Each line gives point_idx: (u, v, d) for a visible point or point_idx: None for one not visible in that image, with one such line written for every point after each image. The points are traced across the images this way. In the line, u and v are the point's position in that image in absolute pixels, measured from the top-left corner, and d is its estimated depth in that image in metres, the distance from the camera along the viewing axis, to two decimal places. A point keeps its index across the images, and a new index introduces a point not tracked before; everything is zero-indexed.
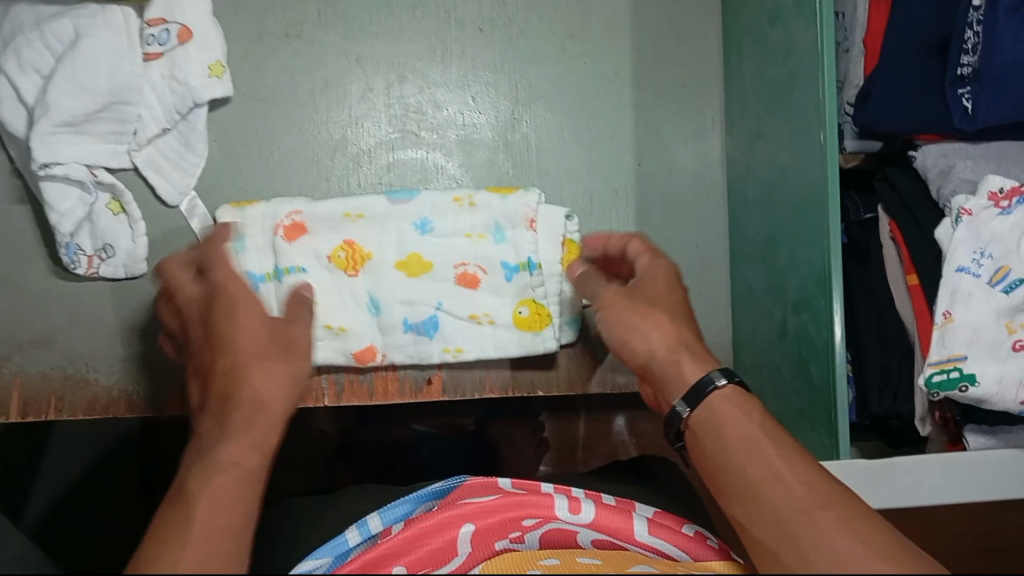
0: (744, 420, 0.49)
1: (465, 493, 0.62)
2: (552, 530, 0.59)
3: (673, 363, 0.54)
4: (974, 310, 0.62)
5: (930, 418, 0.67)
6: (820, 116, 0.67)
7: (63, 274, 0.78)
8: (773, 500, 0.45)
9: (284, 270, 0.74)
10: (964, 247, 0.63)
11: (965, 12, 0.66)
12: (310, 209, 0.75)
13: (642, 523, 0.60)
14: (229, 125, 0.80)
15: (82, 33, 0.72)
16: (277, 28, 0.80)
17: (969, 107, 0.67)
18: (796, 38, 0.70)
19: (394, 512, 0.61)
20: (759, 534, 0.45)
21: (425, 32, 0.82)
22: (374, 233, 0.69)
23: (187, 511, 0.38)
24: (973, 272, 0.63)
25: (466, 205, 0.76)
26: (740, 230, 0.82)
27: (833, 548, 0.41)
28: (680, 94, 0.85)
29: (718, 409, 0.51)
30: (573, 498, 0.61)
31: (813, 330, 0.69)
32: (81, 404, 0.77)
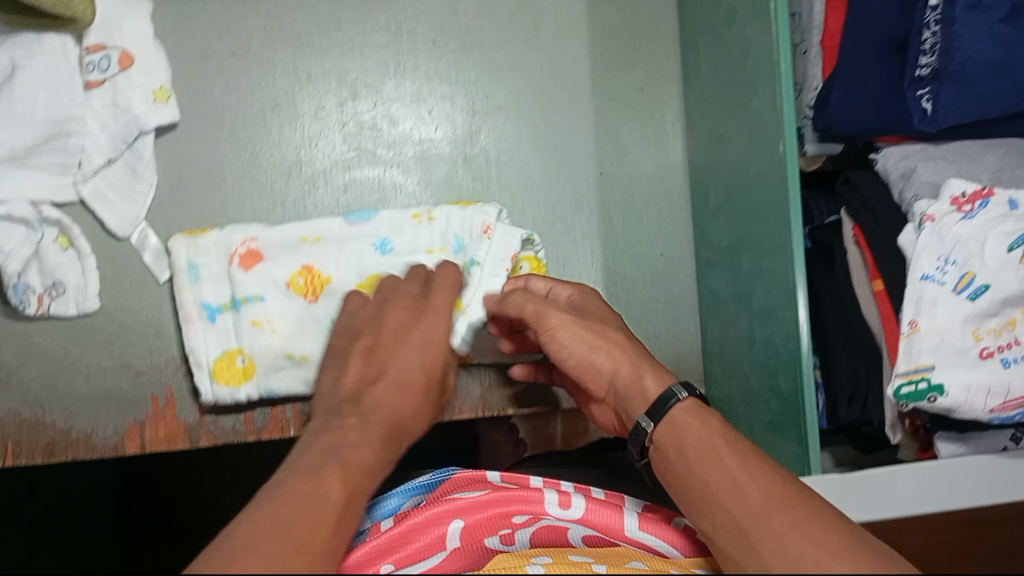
0: (702, 430, 0.51)
1: (452, 489, 0.63)
2: (542, 528, 0.59)
3: (635, 382, 0.57)
4: (939, 317, 0.61)
5: (902, 425, 0.68)
6: (780, 123, 0.66)
7: (11, 314, 0.75)
8: (734, 511, 0.47)
9: (242, 300, 0.72)
10: (929, 254, 0.62)
11: (922, 11, 0.64)
12: (265, 236, 0.73)
13: (631, 519, 0.60)
14: (176, 151, 0.77)
15: (18, 65, 0.70)
16: (221, 48, 0.78)
17: (928, 108, 0.66)
18: (753, 42, 0.69)
19: (380, 509, 0.63)
20: (725, 544, 0.47)
21: (376, 45, 0.79)
22: (327, 255, 0.73)
23: (293, 504, 0.40)
24: (937, 279, 0.62)
25: (426, 221, 0.73)
26: (705, 236, 0.81)
27: (790, 556, 0.43)
28: (639, 98, 0.83)
29: (678, 421, 0.53)
30: (561, 493, 0.61)
31: (780, 341, 0.68)
32: (38, 448, 0.74)
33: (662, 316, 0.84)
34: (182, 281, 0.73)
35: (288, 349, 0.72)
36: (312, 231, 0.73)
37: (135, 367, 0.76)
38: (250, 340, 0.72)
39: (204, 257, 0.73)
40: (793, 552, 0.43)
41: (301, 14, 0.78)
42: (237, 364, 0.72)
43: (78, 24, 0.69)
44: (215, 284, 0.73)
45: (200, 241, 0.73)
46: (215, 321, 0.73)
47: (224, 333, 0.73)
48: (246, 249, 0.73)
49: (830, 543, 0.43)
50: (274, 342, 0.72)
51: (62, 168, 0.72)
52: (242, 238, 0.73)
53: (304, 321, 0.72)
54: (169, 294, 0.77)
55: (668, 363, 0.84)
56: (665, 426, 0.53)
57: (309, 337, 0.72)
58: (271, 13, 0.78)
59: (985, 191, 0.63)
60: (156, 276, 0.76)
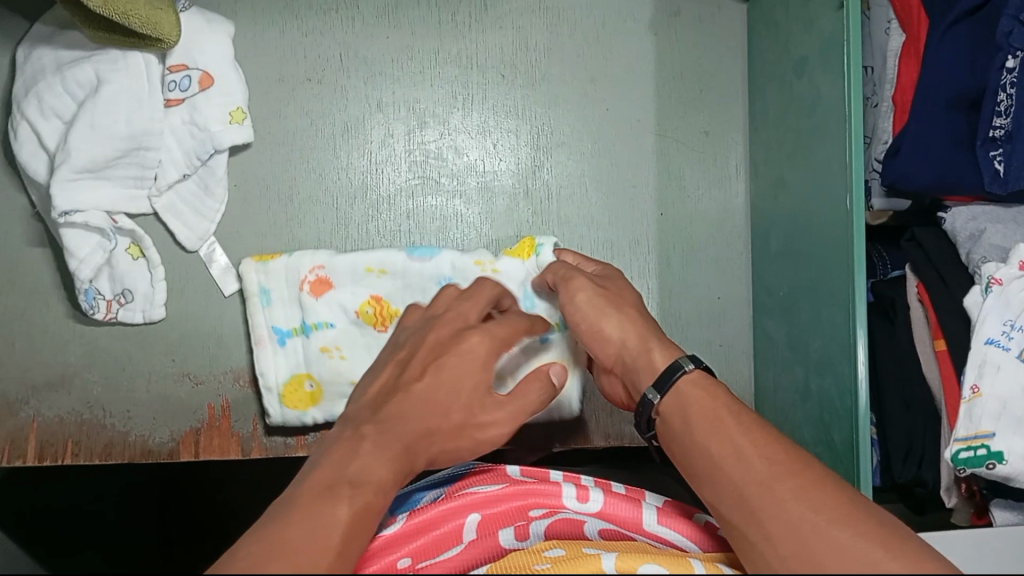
0: (709, 402, 0.53)
1: (471, 482, 0.65)
2: (558, 520, 0.61)
3: (643, 353, 0.60)
4: (1002, 384, 0.60)
5: (957, 490, 0.66)
6: (846, 178, 0.65)
7: (80, 317, 0.78)
8: (733, 475, 0.48)
9: (312, 325, 0.75)
10: (994, 318, 0.61)
11: (998, 72, 0.64)
12: (332, 264, 0.75)
13: (650, 513, 0.62)
14: (248, 169, 0.80)
15: (104, 79, 0.72)
16: (298, 72, 0.80)
17: (1000, 169, 0.65)
18: (823, 94, 0.69)
19: (400, 499, 0.64)
20: (725, 511, 0.48)
21: (446, 77, 0.81)
22: (393, 286, 0.75)
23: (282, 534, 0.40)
24: (1001, 345, 0.61)
25: (488, 266, 0.75)
26: (763, 282, 0.81)
27: (789, 521, 0.44)
28: (704, 141, 0.83)
29: (685, 392, 0.55)
30: (580, 487, 0.63)
31: (837, 395, 0.67)
32: (96, 449, 0.77)
33: (715, 358, 0.83)
34: (254, 302, 0.75)
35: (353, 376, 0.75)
36: (378, 262, 0.75)
37: (194, 376, 0.78)
38: (317, 367, 0.75)
39: (273, 277, 0.75)
40: (796, 521, 0.44)
41: (376, 43, 0.80)
42: (306, 388, 0.75)
43: (165, 44, 0.72)
44: (286, 307, 0.75)
45: (274, 267, 0.75)
46: (284, 345, 0.75)
47: (291, 355, 0.75)
48: (315, 277, 0.75)
49: (832, 513, 0.44)
50: (340, 370, 0.75)
51: (139, 180, 0.75)
52: (311, 266, 0.75)
53: (371, 348, 0.75)
54: (232, 307, 0.79)
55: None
56: (671, 398, 0.55)
57: None
58: (348, 40, 0.80)
59: None
60: (222, 289, 0.78)
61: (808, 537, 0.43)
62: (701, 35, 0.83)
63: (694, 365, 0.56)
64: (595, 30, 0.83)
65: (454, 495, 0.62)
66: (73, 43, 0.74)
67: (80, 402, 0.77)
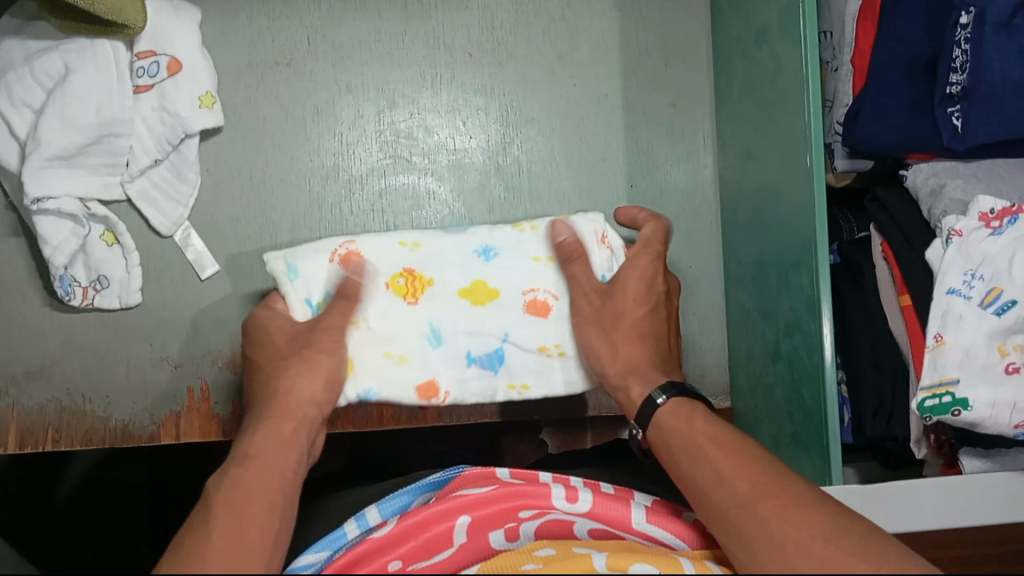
0: (690, 426, 0.55)
1: (462, 484, 0.65)
2: (548, 521, 0.60)
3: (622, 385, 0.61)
4: (966, 333, 0.61)
5: (926, 441, 0.68)
6: (807, 140, 0.66)
7: (57, 306, 0.78)
8: (716, 500, 0.50)
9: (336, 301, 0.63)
10: (956, 269, 0.62)
11: (953, 29, 0.65)
12: (366, 238, 0.65)
13: (638, 512, 0.61)
14: (221, 155, 0.80)
15: (72, 68, 0.73)
16: (266, 57, 0.81)
17: (958, 126, 0.66)
18: (783, 60, 0.70)
19: (393, 504, 0.64)
20: (720, 536, 0.50)
21: (415, 58, 0.82)
22: (429, 258, 0.66)
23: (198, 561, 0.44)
24: (964, 295, 0.62)
25: (527, 230, 0.67)
26: (734, 252, 0.82)
27: (779, 543, 0.46)
28: (671, 114, 0.84)
29: (664, 423, 0.56)
30: (569, 487, 0.62)
31: (804, 353, 0.68)
32: (78, 436, 0.77)
33: (688, 329, 0.84)
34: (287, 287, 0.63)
35: (388, 349, 0.63)
36: (412, 237, 0.66)
37: (172, 361, 0.79)
38: (343, 339, 0.62)
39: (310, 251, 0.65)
40: (785, 541, 0.46)
41: (344, 26, 0.81)
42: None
43: (131, 31, 0.73)
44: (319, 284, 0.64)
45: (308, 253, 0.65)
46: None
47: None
48: (346, 251, 0.65)
49: (815, 527, 0.46)
50: (372, 344, 0.63)
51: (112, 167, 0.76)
52: (341, 241, 0.65)
53: (407, 322, 0.64)
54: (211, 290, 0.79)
55: (695, 377, 0.85)
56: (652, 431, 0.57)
57: (406, 337, 0.64)
58: (316, 24, 0.81)
59: (1015, 208, 0.63)
60: (199, 275, 0.79)
61: (792, 550, 0.45)
62: (664, 9, 0.84)
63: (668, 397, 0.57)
64: (561, 9, 0.84)
65: (445, 498, 0.61)
66: (40, 31, 0.74)
67: (62, 391, 0.77)
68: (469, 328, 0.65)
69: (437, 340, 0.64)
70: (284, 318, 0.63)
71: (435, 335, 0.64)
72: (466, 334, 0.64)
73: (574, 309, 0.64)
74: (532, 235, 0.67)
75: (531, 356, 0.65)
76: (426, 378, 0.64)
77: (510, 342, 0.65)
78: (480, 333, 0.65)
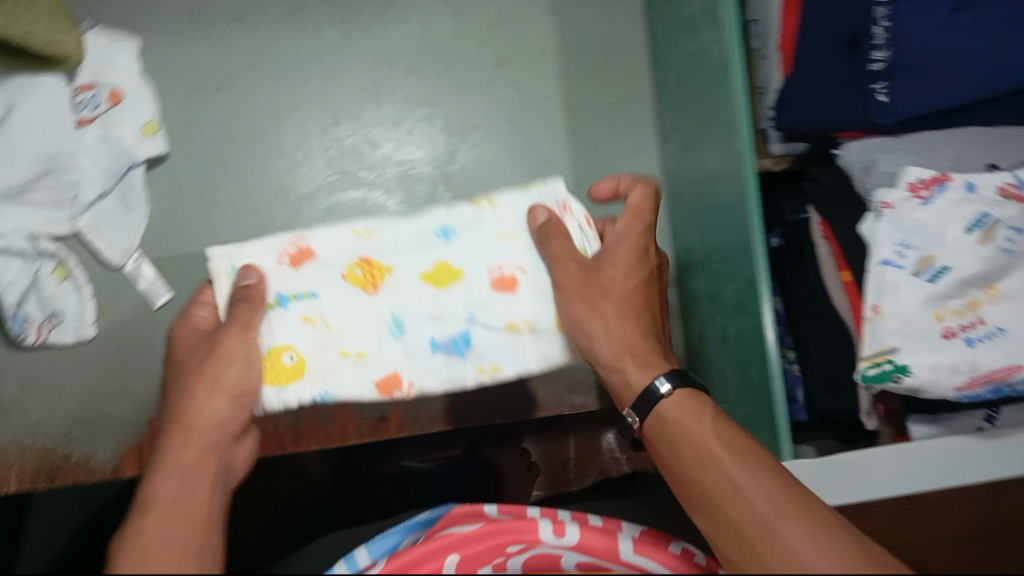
0: (695, 428, 0.51)
1: (450, 522, 0.55)
2: (536, 556, 0.53)
3: (616, 365, 0.55)
4: (900, 301, 0.62)
5: (876, 411, 0.69)
6: (735, 122, 0.67)
7: (10, 345, 0.78)
8: (730, 512, 0.47)
9: (290, 297, 0.55)
10: (888, 240, 0.64)
11: (871, 7, 0.67)
12: (316, 231, 0.56)
13: (627, 543, 0.53)
14: (170, 182, 0.82)
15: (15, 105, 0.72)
16: (210, 83, 0.82)
17: (885, 101, 0.67)
18: (709, 45, 0.71)
19: (381, 546, 0.54)
20: (727, 551, 0.48)
21: (357, 74, 0.83)
22: (386, 243, 0.56)
23: None
24: (897, 264, 0.63)
25: (486, 206, 0.57)
26: (682, 243, 0.83)
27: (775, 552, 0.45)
28: (612, 112, 0.86)
29: (667, 419, 0.52)
30: (556, 521, 0.54)
31: (749, 334, 0.69)
32: (38, 474, 0.75)
33: None
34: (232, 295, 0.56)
35: (343, 347, 0.55)
36: (366, 225, 0.57)
37: (132, 394, 0.78)
38: (296, 336, 0.55)
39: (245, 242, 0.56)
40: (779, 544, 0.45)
41: (285, 47, 0.83)
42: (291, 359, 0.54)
43: (69, 62, 0.72)
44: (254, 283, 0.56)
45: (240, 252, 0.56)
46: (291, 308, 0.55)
47: (287, 330, 0.55)
48: (297, 247, 0.56)
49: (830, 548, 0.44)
50: (328, 341, 0.55)
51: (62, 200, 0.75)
52: (290, 237, 0.56)
53: (365, 316, 0.55)
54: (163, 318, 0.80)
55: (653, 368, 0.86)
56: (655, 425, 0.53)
57: (362, 329, 0.55)
58: (256, 47, 0.83)
59: (943, 176, 0.65)
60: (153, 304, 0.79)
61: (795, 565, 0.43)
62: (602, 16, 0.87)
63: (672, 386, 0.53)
64: (499, 15, 0.85)
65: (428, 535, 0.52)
66: None
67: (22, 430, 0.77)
68: (435, 313, 0.55)
69: (399, 330, 0.55)
70: (202, 329, 0.56)
71: (398, 325, 0.55)
72: (429, 319, 0.55)
73: (559, 285, 0.55)
74: (492, 210, 0.57)
75: (502, 336, 0.55)
76: (394, 371, 0.55)
77: (477, 323, 0.55)
78: (442, 317, 0.55)
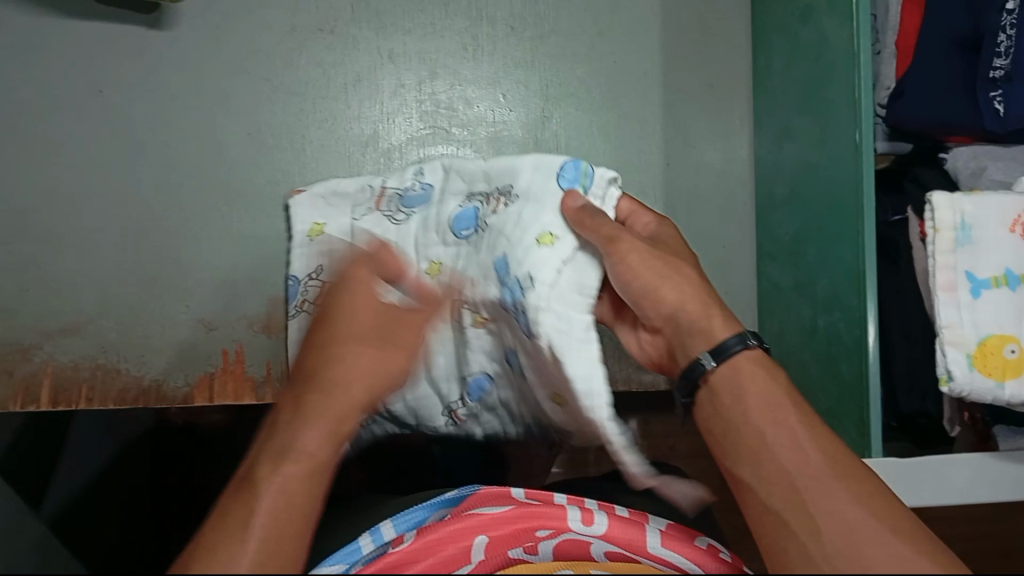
0: (769, 383, 0.50)
1: (477, 502, 0.59)
2: (565, 541, 0.57)
3: (704, 318, 0.54)
4: (961, 272, 0.61)
5: (960, 420, 0.71)
6: (854, 116, 0.67)
7: (90, 261, 0.78)
8: (846, 516, 0.44)
9: (1022, 278, 0.61)
10: (950, 205, 0.62)
11: None
12: None
13: (654, 535, 0.58)
14: (262, 119, 0.80)
15: (138, 84, 0.78)
16: (310, 23, 0.80)
17: None
18: (830, 37, 0.70)
19: (408, 519, 0.58)
20: (774, 504, 0.47)
21: (457, 29, 0.82)
22: None
23: (249, 510, 0.41)
24: (958, 237, 0.62)
25: None
26: (768, 230, 0.82)
27: (810, 514, 0.45)
28: (708, 93, 0.85)
29: (742, 367, 0.51)
30: (585, 510, 0.58)
31: (844, 328, 0.69)
32: (111, 394, 0.77)
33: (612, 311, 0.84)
34: (942, 237, 0.62)
35: None
36: None
37: (209, 322, 0.79)
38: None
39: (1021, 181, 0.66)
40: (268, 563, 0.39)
41: None
42: (1007, 354, 0.60)
43: None
44: None
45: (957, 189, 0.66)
46: (980, 298, 0.61)
47: (985, 307, 0.61)
48: None
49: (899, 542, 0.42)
50: None
51: (149, 18, 0.78)
52: None
53: None
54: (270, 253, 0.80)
55: None
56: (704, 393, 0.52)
57: None
58: None
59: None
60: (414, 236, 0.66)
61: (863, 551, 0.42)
62: None
63: (755, 342, 0.52)
64: None
65: (458, 516, 0.57)
66: (97, 9, 0.77)
67: None
68: None
69: None
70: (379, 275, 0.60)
71: None
72: None
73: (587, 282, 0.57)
74: None
75: None
76: None
77: None
78: None
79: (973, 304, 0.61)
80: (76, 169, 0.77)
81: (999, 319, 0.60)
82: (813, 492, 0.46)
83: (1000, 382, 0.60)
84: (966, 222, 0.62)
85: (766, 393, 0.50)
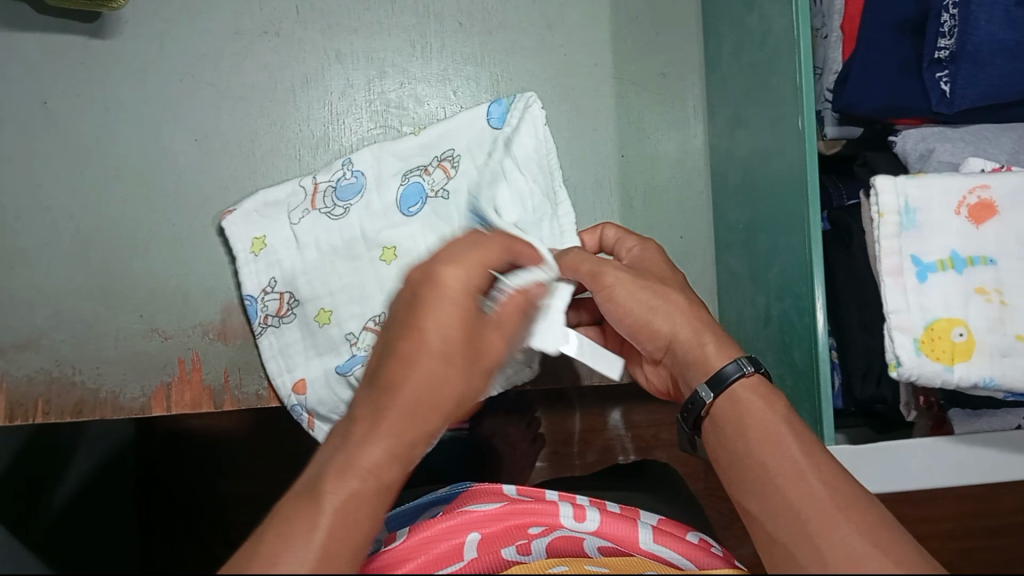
0: (769, 413, 0.57)
1: (468, 500, 0.63)
2: (558, 538, 0.59)
3: (697, 346, 0.62)
4: (907, 258, 0.61)
5: (916, 403, 0.70)
6: (797, 102, 0.66)
7: (41, 276, 0.77)
8: (841, 534, 0.48)
9: (969, 260, 0.61)
10: (895, 189, 0.61)
11: None
12: (997, 181, 0.61)
13: (645, 531, 0.60)
14: (210, 125, 0.79)
15: (83, 95, 0.77)
16: (255, 26, 0.79)
17: None
18: (773, 24, 0.69)
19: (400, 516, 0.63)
20: (778, 532, 0.51)
21: (404, 26, 0.81)
22: None
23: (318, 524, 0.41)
24: (902, 222, 0.61)
25: None
26: (724, 219, 0.82)
27: (816, 545, 0.48)
28: (660, 83, 0.84)
29: (742, 397, 0.58)
30: (576, 505, 0.61)
31: (796, 317, 0.69)
32: (68, 407, 0.77)
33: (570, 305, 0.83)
34: (887, 222, 0.61)
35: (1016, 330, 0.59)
36: None
37: (163, 332, 0.79)
38: (972, 314, 0.60)
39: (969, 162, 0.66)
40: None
41: None
42: (955, 337, 0.59)
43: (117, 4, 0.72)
44: None
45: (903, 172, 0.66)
46: (926, 282, 0.60)
47: (931, 291, 0.60)
48: (977, 200, 0.61)
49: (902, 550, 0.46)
50: (1003, 320, 0.59)
51: (90, 26, 0.77)
52: (973, 186, 0.61)
53: None
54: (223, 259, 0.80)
55: None
56: (710, 426, 0.60)
57: None
58: None
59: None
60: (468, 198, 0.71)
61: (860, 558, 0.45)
62: None
63: (752, 368, 0.59)
64: None
65: (451, 513, 0.59)
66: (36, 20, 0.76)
67: None
68: None
69: None
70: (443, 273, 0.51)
71: None
72: None
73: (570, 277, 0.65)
74: None
75: None
76: None
77: None
78: None
79: (920, 289, 0.60)
80: (22, 183, 0.76)
81: (948, 302, 0.60)
82: (815, 513, 0.50)
83: (948, 366, 0.59)
84: (910, 206, 0.61)
85: (775, 429, 0.55)
